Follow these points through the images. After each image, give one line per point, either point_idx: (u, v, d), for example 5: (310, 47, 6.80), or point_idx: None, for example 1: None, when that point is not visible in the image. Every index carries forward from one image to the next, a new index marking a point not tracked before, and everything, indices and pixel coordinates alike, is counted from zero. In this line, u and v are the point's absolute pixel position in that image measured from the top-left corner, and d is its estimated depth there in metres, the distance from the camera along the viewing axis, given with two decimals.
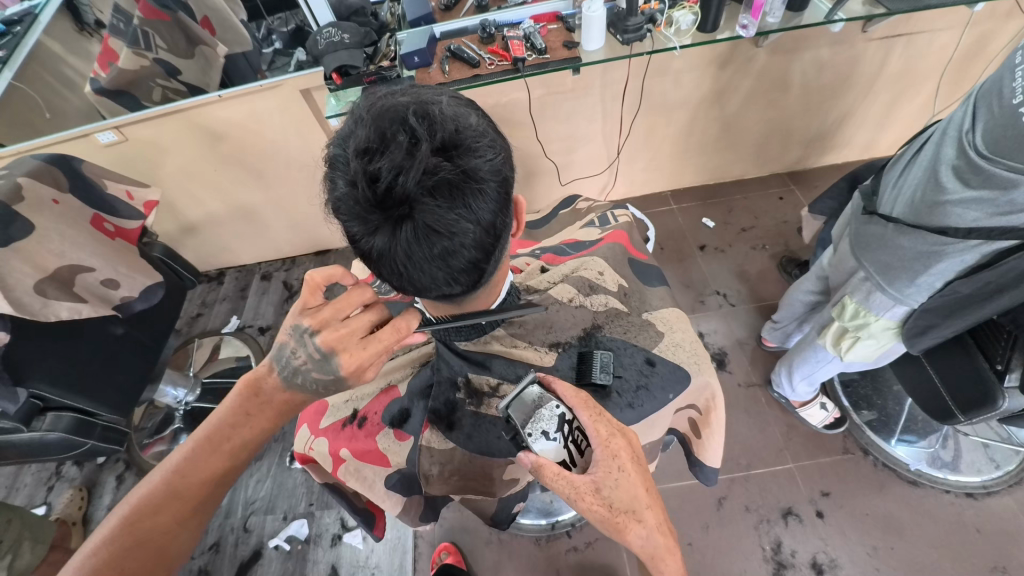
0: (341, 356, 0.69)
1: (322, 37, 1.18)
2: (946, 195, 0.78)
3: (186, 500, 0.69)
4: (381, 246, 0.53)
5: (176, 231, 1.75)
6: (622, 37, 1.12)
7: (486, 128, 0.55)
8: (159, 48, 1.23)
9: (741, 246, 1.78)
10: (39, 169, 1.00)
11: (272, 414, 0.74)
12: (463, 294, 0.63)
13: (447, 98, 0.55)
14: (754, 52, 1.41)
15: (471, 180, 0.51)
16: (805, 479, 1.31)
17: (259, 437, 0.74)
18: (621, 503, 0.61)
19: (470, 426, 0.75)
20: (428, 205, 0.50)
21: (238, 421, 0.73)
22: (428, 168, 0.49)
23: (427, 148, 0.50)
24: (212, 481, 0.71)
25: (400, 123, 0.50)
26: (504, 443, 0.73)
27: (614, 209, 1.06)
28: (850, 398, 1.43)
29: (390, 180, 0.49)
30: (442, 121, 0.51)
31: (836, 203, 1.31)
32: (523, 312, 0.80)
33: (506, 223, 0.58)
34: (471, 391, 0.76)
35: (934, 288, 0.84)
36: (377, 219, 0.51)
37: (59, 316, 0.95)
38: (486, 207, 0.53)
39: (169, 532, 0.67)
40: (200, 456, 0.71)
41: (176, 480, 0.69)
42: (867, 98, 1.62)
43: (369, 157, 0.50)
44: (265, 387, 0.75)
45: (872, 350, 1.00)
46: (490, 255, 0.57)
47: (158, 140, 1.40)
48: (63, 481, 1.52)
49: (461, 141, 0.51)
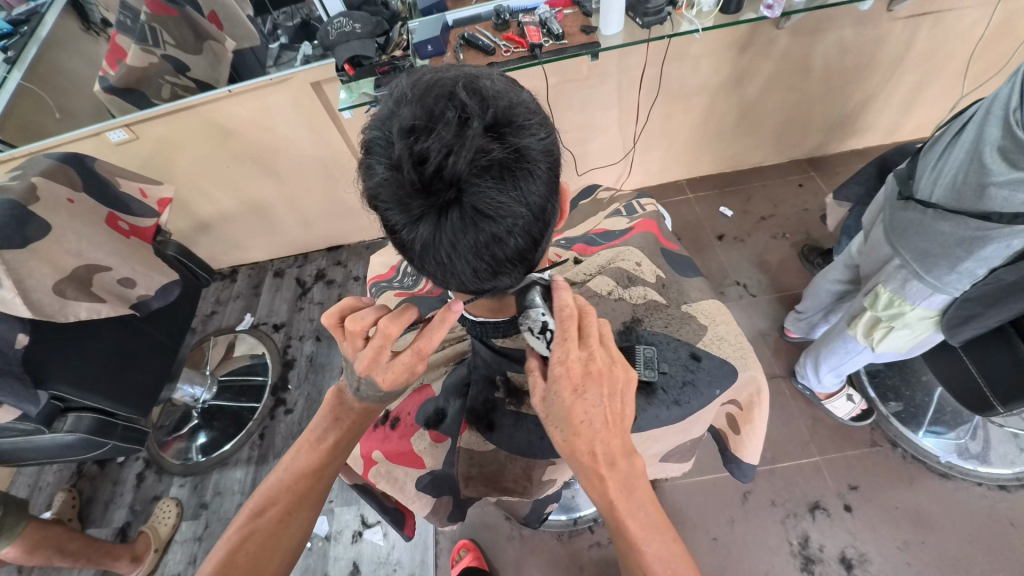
0: (379, 377, 0.66)
1: (333, 27, 1.16)
2: (991, 176, 0.74)
3: (291, 498, 0.68)
4: (424, 236, 0.51)
5: (189, 229, 1.75)
6: (641, 20, 1.08)
7: (535, 106, 0.52)
8: (166, 44, 1.22)
9: (761, 234, 1.74)
10: (53, 169, 0.99)
11: (359, 417, 0.73)
12: (506, 287, 0.60)
13: (497, 75, 0.53)
14: (775, 34, 1.36)
15: (523, 160, 0.49)
16: (832, 472, 1.28)
17: (351, 437, 0.73)
18: (555, 420, 0.59)
19: (511, 427, 0.73)
20: (478, 186, 0.47)
21: (328, 424, 0.72)
22: (480, 148, 0.47)
23: (478, 125, 0.47)
24: (313, 480, 0.69)
25: (448, 100, 0.48)
26: (547, 444, 0.72)
27: (638, 198, 1.03)
28: (877, 389, 1.39)
29: (439, 162, 0.47)
30: (494, 97, 0.49)
31: (864, 188, 1.26)
32: None
33: (554, 210, 0.55)
34: (511, 390, 0.74)
35: (978, 275, 0.80)
36: (422, 205, 0.49)
37: (78, 316, 0.94)
38: (536, 189, 0.50)
39: (281, 529, 0.66)
40: (300, 456, 0.70)
41: (282, 479, 0.69)
42: (892, 80, 1.57)
43: (415, 136, 0.47)
44: (346, 396, 0.73)
45: (907, 340, 0.96)
46: (536, 243, 0.55)
47: (170, 138, 1.39)
48: (84, 479, 1.53)
49: (514, 118, 0.49)
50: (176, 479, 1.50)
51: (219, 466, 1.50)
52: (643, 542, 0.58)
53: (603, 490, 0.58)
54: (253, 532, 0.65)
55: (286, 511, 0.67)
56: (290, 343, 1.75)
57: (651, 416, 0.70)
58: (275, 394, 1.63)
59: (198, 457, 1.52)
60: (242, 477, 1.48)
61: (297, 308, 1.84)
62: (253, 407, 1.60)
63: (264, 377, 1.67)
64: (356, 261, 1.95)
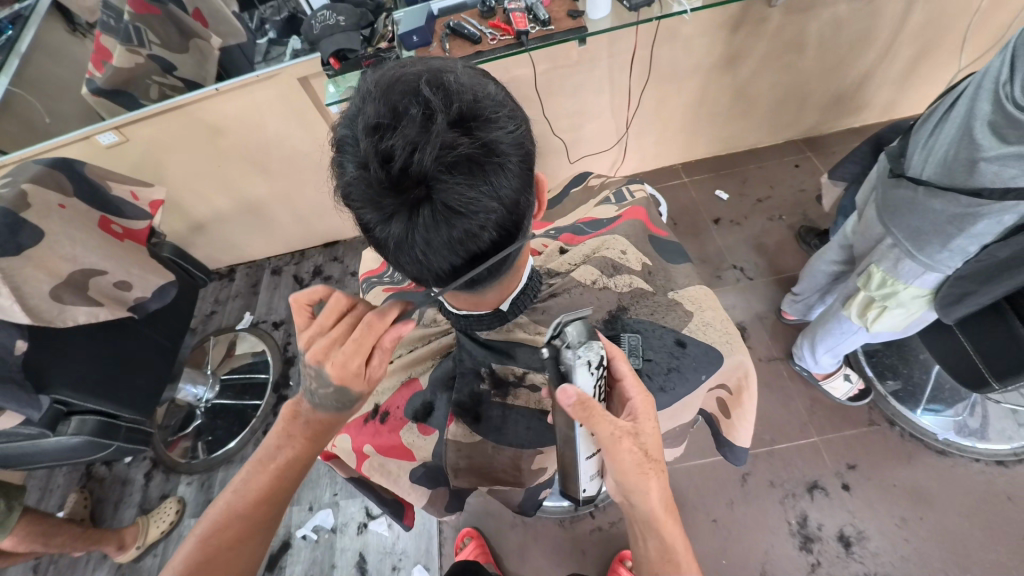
0: (328, 364, 0.63)
1: (317, 21, 1.14)
2: (982, 152, 0.73)
3: (244, 523, 0.65)
4: (397, 233, 0.51)
5: (185, 230, 1.75)
6: (629, 3, 1.07)
7: (505, 99, 0.52)
8: (152, 44, 1.22)
9: (758, 217, 1.73)
10: (42, 174, 0.99)
11: (314, 433, 0.70)
12: (484, 280, 0.60)
13: (463, 67, 0.52)
14: (768, 12, 1.35)
15: (492, 154, 0.48)
16: (830, 452, 1.29)
17: (306, 455, 0.70)
18: (652, 450, 0.60)
19: (499, 418, 0.75)
20: (447, 181, 0.47)
21: (281, 442, 0.69)
22: (446, 143, 0.47)
23: (443, 121, 0.47)
24: (266, 502, 0.67)
25: (412, 96, 0.48)
26: (533, 434, 0.75)
27: (629, 184, 1.02)
28: (875, 368, 1.39)
29: (405, 159, 0.47)
30: (458, 91, 0.49)
31: (859, 167, 1.25)
32: (547, 296, 0.79)
33: (529, 202, 0.55)
34: (495, 381, 0.76)
35: (969, 252, 0.79)
36: (393, 203, 0.49)
37: (77, 321, 0.95)
38: (507, 183, 0.50)
39: (235, 554, 0.64)
40: (253, 476, 0.67)
41: (234, 503, 0.66)
42: (888, 55, 1.54)
43: (380, 134, 0.47)
44: (302, 410, 0.71)
45: (902, 320, 0.96)
46: (512, 236, 0.55)
47: (159, 139, 1.39)
48: (94, 480, 1.56)
49: (480, 112, 0.49)
50: (183, 477, 1.52)
51: (224, 464, 1.52)
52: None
53: (656, 540, 0.61)
54: (204, 560, 0.62)
55: (237, 538, 0.64)
56: (290, 340, 1.76)
57: None
58: (277, 391, 1.64)
59: (203, 455, 1.54)
60: None
61: None
62: (256, 405, 1.62)
63: (266, 375, 1.68)
64: (353, 256, 1.95)
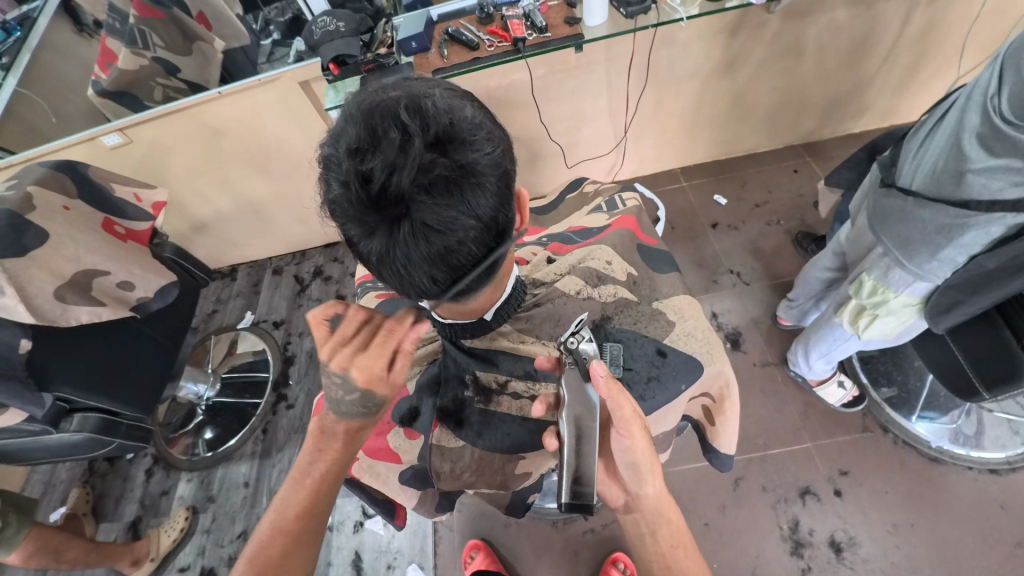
0: (354, 369, 0.63)
1: (317, 27, 1.16)
2: (970, 164, 0.73)
3: (288, 538, 0.66)
4: (378, 248, 0.52)
5: (188, 230, 1.78)
6: (625, 10, 1.08)
7: (483, 120, 0.53)
8: (156, 46, 1.24)
9: (755, 222, 1.73)
10: (46, 176, 1.01)
11: (343, 446, 0.70)
12: (469, 291, 0.61)
13: (442, 90, 0.54)
14: (766, 17, 1.35)
15: (469, 174, 0.50)
16: (823, 457, 1.29)
17: (338, 468, 0.70)
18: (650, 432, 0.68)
19: (480, 424, 0.77)
20: (425, 202, 0.49)
21: (312, 457, 0.70)
22: (422, 165, 0.48)
23: (420, 144, 0.49)
24: (306, 517, 0.68)
25: (391, 119, 0.49)
26: (515, 439, 0.77)
27: (621, 192, 1.03)
28: (869, 375, 1.40)
29: (384, 180, 0.48)
30: (435, 115, 0.50)
31: (854, 174, 1.26)
32: (529, 306, 0.81)
33: (509, 217, 0.56)
34: (479, 388, 0.78)
35: (958, 262, 0.80)
36: (374, 220, 0.50)
37: (80, 320, 0.97)
38: (485, 201, 0.51)
39: (284, 568, 0.64)
40: (289, 494, 0.68)
41: (276, 522, 0.67)
42: (887, 62, 1.54)
43: (360, 157, 0.49)
44: (327, 425, 0.70)
45: (893, 327, 0.96)
46: (492, 251, 0.56)
47: (162, 141, 1.41)
48: (96, 475, 1.58)
49: (456, 134, 0.50)
50: (182, 474, 1.54)
51: (223, 462, 1.55)
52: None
53: (665, 529, 0.65)
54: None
55: (284, 555, 0.65)
56: (289, 340, 1.78)
57: None
58: (275, 390, 1.66)
59: (202, 453, 1.56)
60: (247, 471, 1.52)
61: (296, 304, 1.87)
62: (255, 404, 1.64)
63: (265, 374, 1.70)
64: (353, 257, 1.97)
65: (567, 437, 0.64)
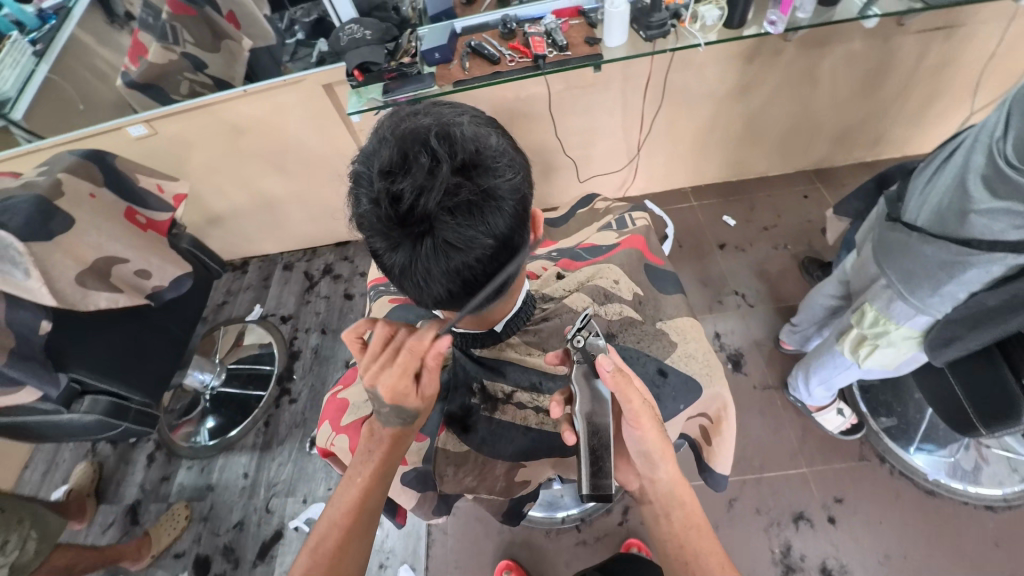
0: (379, 386, 0.65)
1: (344, 34, 1.19)
2: (974, 204, 0.75)
3: (341, 532, 0.66)
4: (402, 262, 0.55)
5: (203, 222, 1.82)
6: (645, 33, 1.10)
7: (506, 148, 0.56)
8: (187, 43, 1.28)
9: (763, 244, 1.75)
10: (75, 165, 1.05)
11: (390, 446, 0.72)
12: (485, 305, 0.63)
13: (469, 118, 0.56)
14: (782, 45, 1.38)
15: (491, 199, 0.52)
16: (819, 484, 1.30)
17: (388, 468, 0.71)
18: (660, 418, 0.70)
19: (485, 431, 0.79)
20: (448, 222, 0.51)
21: (363, 458, 0.72)
22: (448, 189, 0.51)
23: (447, 169, 0.51)
24: (357, 512, 0.67)
25: (422, 144, 0.52)
26: (515, 448, 0.79)
27: (632, 211, 1.05)
28: (869, 404, 1.40)
29: (412, 201, 0.51)
30: (462, 142, 0.52)
31: (862, 204, 1.27)
32: (537, 320, 0.84)
33: (524, 237, 0.59)
34: (485, 396, 0.81)
35: (959, 298, 0.81)
36: (399, 235, 0.53)
37: (98, 306, 0.98)
38: (504, 223, 0.54)
39: (337, 563, 0.64)
40: (342, 491, 0.69)
41: (329, 517, 0.68)
42: (901, 93, 1.56)
43: (391, 177, 0.52)
44: (375, 428, 0.73)
45: (893, 358, 0.98)
46: (507, 269, 0.58)
47: (185, 136, 1.45)
48: (99, 457, 1.61)
49: (481, 162, 0.53)
50: (184, 461, 1.57)
51: (224, 451, 1.57)
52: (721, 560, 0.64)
53: (678, 513, 0.67)
54: (310, 569, 0.62)
55: (338, 547, 0.65)
56: (296, 335, 1.81)
57: None
58: (280, 384, 1.68)
59: (204, 441, 1.58)
60: (247, 463, 1.54)
61: (305, 301, 1.90)
62: (259, 397, 1.66)
63: (271, 368, 1.72)
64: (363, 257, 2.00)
65: (582, 434, 0.66)
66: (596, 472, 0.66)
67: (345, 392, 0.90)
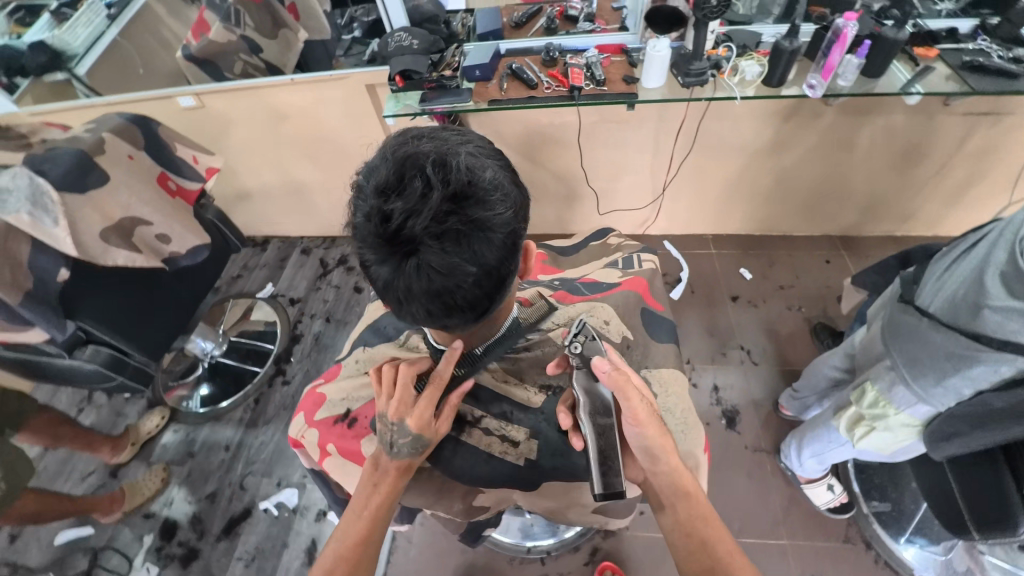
0: (409, 416, 0.68)
1: (392, 40, 1.23)
2: (989, 299, 0.73)
3: (347, 567, 0.65)
4: (386, 276, 0.57)
5: (233, 196, 1.88)
6: (683, 79, 1.11)
7: (501, 181, 0.57)
8: (247, 26, 1.39)
9: (776, 303, 1.72)
10: (121, 127, 1.11)
11: (395, 478, 0.70)
12: (465, 327, 0.65)
13: (471, 149, 0.58)
14: (821, 108, 1.37)
15: (478, 230, 0.54)
16: (797, 559, 1.25)
17: (391, 501, 0.70)
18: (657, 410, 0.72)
19: (450, 451, 0.77)
20: (433, 247, 0.53)
21: (368, 491, 0.70)
22: (436, 216, 0.53)
23: (438, 196, 0.53)
24: (362, 545, 0.67)
25: (418, 170, 0.54)
26: (479, 472, 0.77)
27: (641, 252, 1.05)
28: (862, 485, 1.34)
29: (400, 222, 0.53)
30: (457, 172, 0.54)
31: (880, 279, 1.24)
32: (520, 348, 0.83)
33: (511, 268, 0.60)
34: (454, 416, 0.79)
35: (963, 394, 0.79)
36: (386, 252, 0.55)
37: (116, 262, 1.03)
38: (490, 253, 0.55)
39: None
40: (347, 524, 0.68)
41: (336, 550, 0.67)
42: (938, 174, 1.54)
43: (385, 197, 0.54)
44: (381, 460, 0.71)
45: (888, 443, 0.94)
46: (490, 296, 0.59)
47: (229, 113, 1.51)
48: (92, 405, 1.65)
49: (473, 193, 0.54)
50: (171, 424, 1.60)
51: (212, 421, 1.59)
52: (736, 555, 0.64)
53: (688, 511, 0.66)
54: None
55: None
56: (301, 319, 1.84)
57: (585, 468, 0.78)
58: (276, 364, 1.71)
59: (194, 408, 1.61)
60: (231, 436, 1.56)
61: (315, 287, 1.94)
62: (255, 372, 1.68)
63: (270, 347, 1.75)
64: None
65: (590, 437, 0.65)
66: (606, 472, 0.65)
67: (325, 387, 0.91)
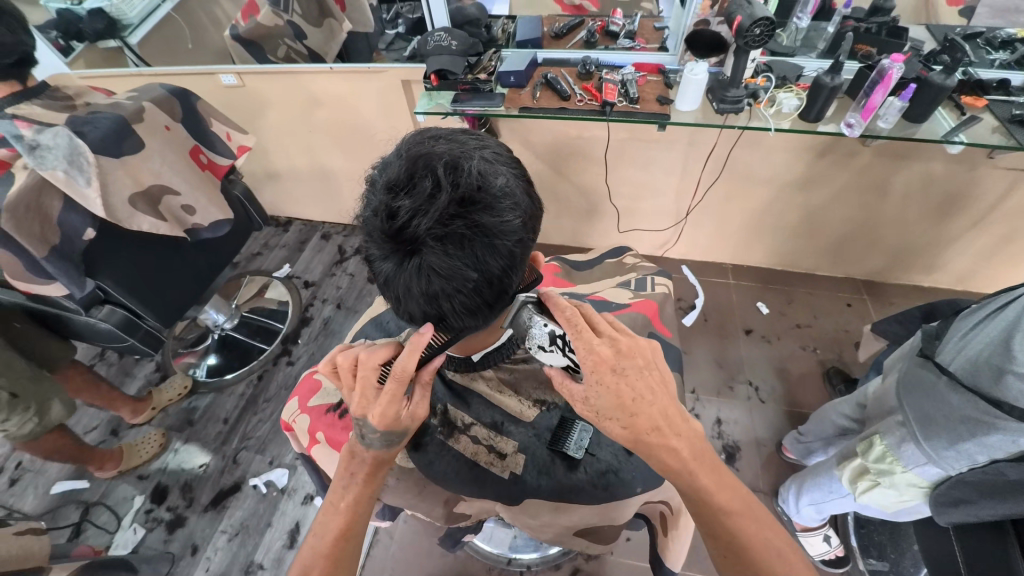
0: (371, 415, 0.65)
1: (431, 40, 1.22)
2: (1014, 366, 0.69)
3: (327, 562, 0.64)
4: (388, 272, 0.57)
5: (262, 175, 1.92)
6: (717, 105, 1.09)
7: (512, 190, 0.56)
8: (294, 13, 1.40)
9: (790, 341, 1.68)
10: (161, 98, 1.14)
11: (371, 470, 0.70)
12: (462, 332, 0.64)
13: (485, 154, 0.57)
14: (858, 148, 1.34)
15: (482, 236, 0.54)
16: None
17: (370, 493, 0.69)
18: (609, 410, 0.59)
19: (435, 453, 0.78)
20: (435, 249, 0.53)
21: (345, 483, 0.70)
22: (442, 218, 0.53)
23: (446, 199, 0.53)
24: (343, 538, 0.66)
25: (429, 170, 0.54)
26: (462, 478, 0.77)
27: (655, 275, 1.04)
28: (860, 540, 1.28)
29: (406, 221, 0.53)
30: (468, 176, 0.54)
31: (900, 330, 1.20)
32: (518, 359, 0.80)
33: (513, 278, 0.59)
34: (444, 420, 0.80)
35: (977, 461, 0.75)
36: (389, 248, 0.55)
37: (140, 228, 1.05)
38: (492, 261, 0.55)
39: None
40: (326, 520, 0.67)
41: (314, 545, 0.66)
42: (974, 227, 1.48)
43: (394, 194, 0.54)
44: (357, 450, 0.70)
45: (891, 501, 0.91)
46: (488, 304, 0.59)
47: (268, 95, 1.55)
48: (103, 362, 1.70)
49: (481, 199, 0.54)
50: None
51: (214, 392, 1.62)
52: (776, 546, 0.59)
53: (712, 521, 0.60)
54: None
55: None
56: (312, 302, 1.86)
57: (572, 489, 0.76)
58: (283, 343, 1.73)
59: (199, 376, 1.64)
60: (230, 409, 1.58)
61: (330, 273, 1.96)
62: (262, 350, 1.71)
63: (280, 326, 1.77)
64: None
65: None
66: None
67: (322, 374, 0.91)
